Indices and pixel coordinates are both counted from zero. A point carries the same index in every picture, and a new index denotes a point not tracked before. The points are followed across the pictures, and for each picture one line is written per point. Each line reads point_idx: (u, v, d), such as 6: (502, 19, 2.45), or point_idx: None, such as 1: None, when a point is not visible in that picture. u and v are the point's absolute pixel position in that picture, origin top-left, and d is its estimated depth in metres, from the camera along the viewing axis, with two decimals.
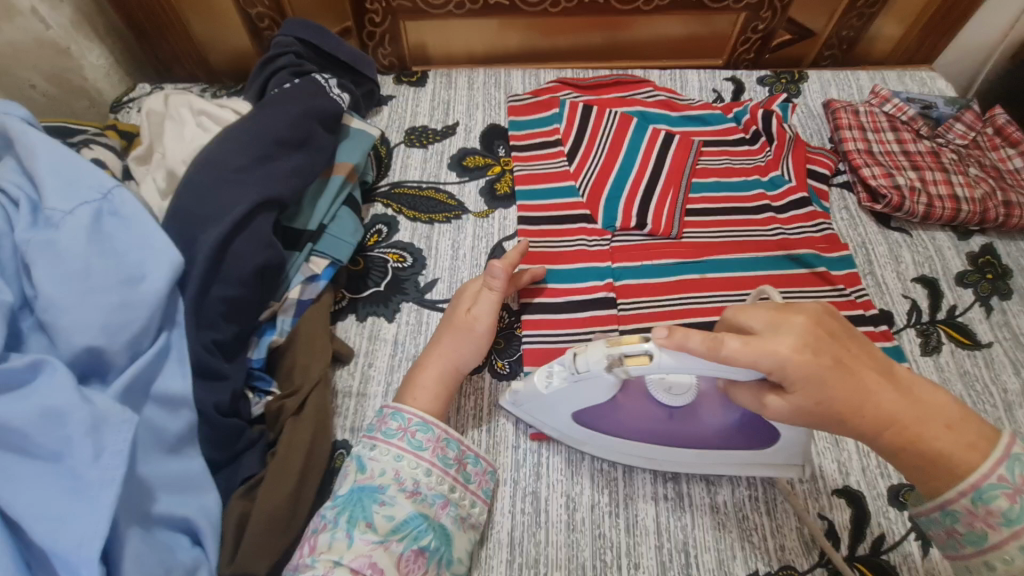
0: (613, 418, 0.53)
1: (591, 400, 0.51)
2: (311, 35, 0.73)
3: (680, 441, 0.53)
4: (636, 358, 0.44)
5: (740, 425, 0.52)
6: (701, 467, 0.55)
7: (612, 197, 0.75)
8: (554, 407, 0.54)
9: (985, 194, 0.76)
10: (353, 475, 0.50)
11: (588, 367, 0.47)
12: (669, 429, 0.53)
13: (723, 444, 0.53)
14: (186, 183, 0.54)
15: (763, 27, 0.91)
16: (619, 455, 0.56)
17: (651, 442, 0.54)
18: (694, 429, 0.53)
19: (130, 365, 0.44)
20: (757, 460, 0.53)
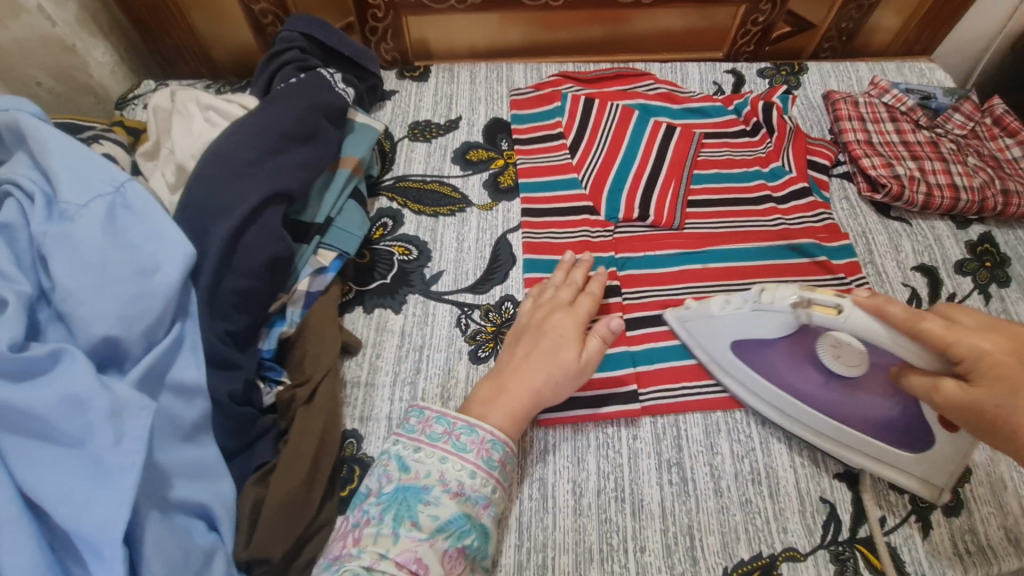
0: (769, 356, 0.58)
1: (758, 332, 0.57)
2: (316, 30, 0.73)
3: (827, 406, 0.56)
4: (823, 306, 0.50)
5: (897, 419, 0.54)
6: (831, 444, 0.57)
7: (614, 189, 0.76)
8: (718, 331, 0.59)
9: (983, 183, 0.77)
10: (395, 473, 0.51)
11: (774, 304, 0.53)
12: (823, 394, 0.56)
13: (870, 429, 0.55)
14: (197, 177, 0.54)
15: (763, 19, 0.91)
16: (754, 398, 0.61)
17: (794, 392, 0.58)
18: (844, 401, 0.56)
19: (145, 355, 0.45)
20: (894, 462, 0.55)
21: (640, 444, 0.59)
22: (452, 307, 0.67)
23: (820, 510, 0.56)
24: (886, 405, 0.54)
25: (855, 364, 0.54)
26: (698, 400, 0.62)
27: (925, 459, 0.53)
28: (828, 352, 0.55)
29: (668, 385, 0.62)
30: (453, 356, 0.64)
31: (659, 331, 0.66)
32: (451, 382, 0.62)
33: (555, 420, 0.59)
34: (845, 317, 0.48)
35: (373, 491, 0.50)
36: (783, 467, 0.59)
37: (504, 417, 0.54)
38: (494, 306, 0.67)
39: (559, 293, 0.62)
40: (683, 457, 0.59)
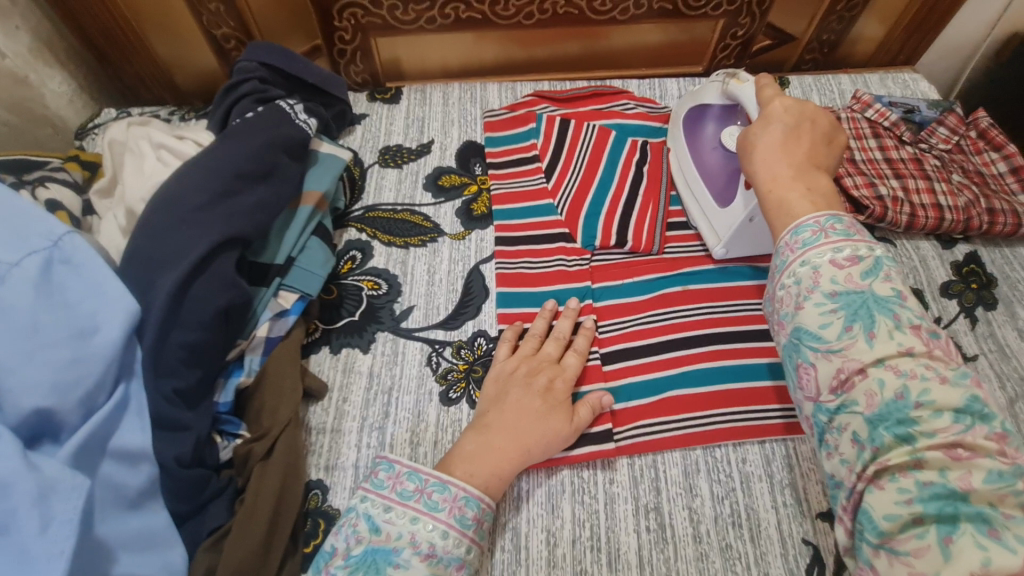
0: (699, 118, 0.74)
1: (704, 96, 0.73)
2: (278, 59, 0.71)
3: (701, 160, 0.72)
4: (738, 79, 0.67)
5: (729, 182, 0.69)
6: (686, 189, 0.75)
7: (591, 214, 0.73)
8: (690, 97, 0.76)
9: (968, 202, 0.75)
10: (364, 534, 0.48)
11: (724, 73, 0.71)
12: (705, 153, 0.72)
13: (711, 186, 0.71)
14: (144, 224, 0.52)
15: (743, 33, 0.90)
16: (668, 154, 0.79)
17: (691, 148, 0.74)
18: (712, 159, 0.72)
19: (84, 423, 0.42)
20: (707, 211, 0.72)
21: (617, 488, 0.57)
22: (422, 345, 0.65)
23: (804, 554, 0.54)
24: (728, 172, 0.70)
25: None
26: (677, 438, 0.59)
27: (726, 214, 0.68)
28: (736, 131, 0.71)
29: (646, 424, 0.60)
30: (423, 398, 0.62)
31: (636, 366, 0.63)
32: (421, 426, 0.60)
33: (529, 465, 0.57)
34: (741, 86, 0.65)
35: (340, 552, 0.48)
36: (764, 509, 0.57)
37: (471, 468, 0.52)
38: (467, 342, 0.65)
39: (544, 348, 0.61)
40: (661, 502, 0.57)
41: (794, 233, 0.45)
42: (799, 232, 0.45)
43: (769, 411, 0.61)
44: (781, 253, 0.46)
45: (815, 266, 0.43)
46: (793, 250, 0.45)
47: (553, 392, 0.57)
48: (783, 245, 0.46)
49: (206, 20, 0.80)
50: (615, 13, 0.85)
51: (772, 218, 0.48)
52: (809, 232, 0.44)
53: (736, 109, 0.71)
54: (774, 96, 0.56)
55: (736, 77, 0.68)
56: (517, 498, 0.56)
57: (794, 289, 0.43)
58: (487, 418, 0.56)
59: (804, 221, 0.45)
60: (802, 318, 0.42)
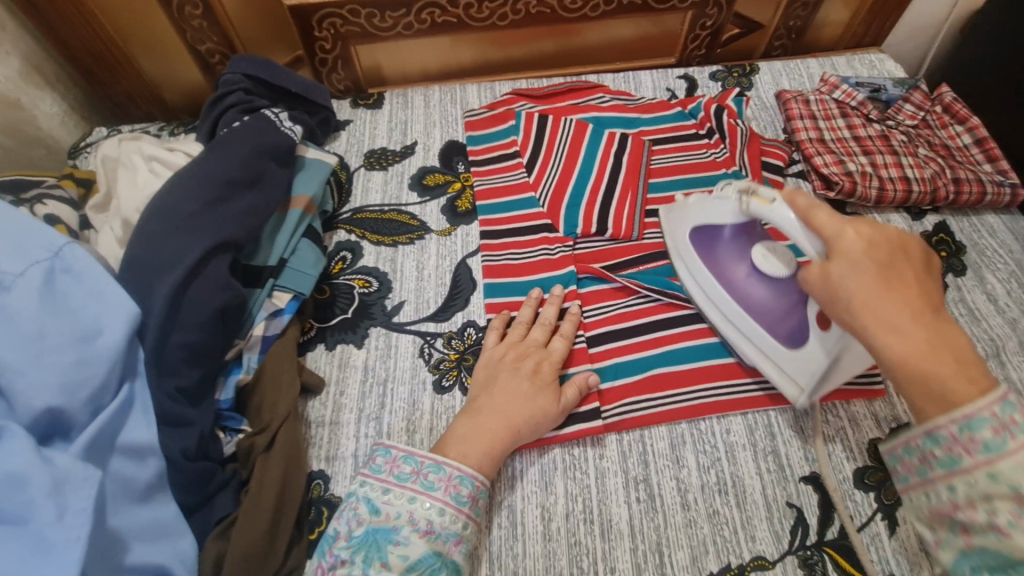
0: (713, 243, 0.63)
1: (715, 218, 0.62)
2: (261, 71, 0.74)
3: (742, 296, 0.61)
4: (760, 197, 0.55)
5: (793, 319, 0.58)
6: (733, 327, 0.63)
7: (572, 204, 0.76)
8: (687, 216, 0.65)
9: (934, 174, 0.78)
10: (365, 516, 0.50)
11: (729, 192, 0.59)
12: (743, 285, 0.61)
13: (767, 323, 0.59)
14: (139, 233, 0.54)
15: (711, 23, 0.93)
16: (688, 282, 0.67)
17: (720, 279, 0.63)
18: (759, 292, 0.60)
19: (92, 421, 0.44)
20: (775, 355, 0.60)
21: (606, 463, 0.60)
22: (414, 338, 0.67)
23: (788, 515, 0.57)
24: (785, 305, 0.59)
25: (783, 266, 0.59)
26: (662, 413, 0.62)
27: (801, 356, 0.57)
28: (765, 251, 0.61)
29: (632, 400, 0.63)
30: (418, 388, 0.64)
31: (621, 346, 0.66)
32: (416, 415, 0.62)
33: (521, 446, 0.60)
34: (772, 207, 0.53)
35: (343, 535, 0.50)
36: (749, 475, 0.59)
37: (465, 449, 0.55)
38: (457, 333, 0.68)
39: (531, 334, 0.64)
40: (650, 473, 0.59)
41: (965, 428, 0.39)
42: (973, 429, 0.39)
43: (749, 384, 0.64)
44: (947, 448, 0.40)
45: (1010, 486, 0.37)
46: (968, 451, 0.39)
47: (540, 374, 0.60)
48: (948, 436, 0.40)
49: (191, 37, 0.82)
50: (586, 11, 0.88)
51: (917, 396, 0.42)
52: (989, 429, 0.38)
53: (751, 226, 0.62)
54: (841, 222, 0.48)
55: (754, 195, 0.56)
56: (511, 479, 0.59)
57: (977, 499, 0.39)
58: (478, 403, 0.58)
59: (977, 412, 0.39)
60: (1008, 545, 0.37)
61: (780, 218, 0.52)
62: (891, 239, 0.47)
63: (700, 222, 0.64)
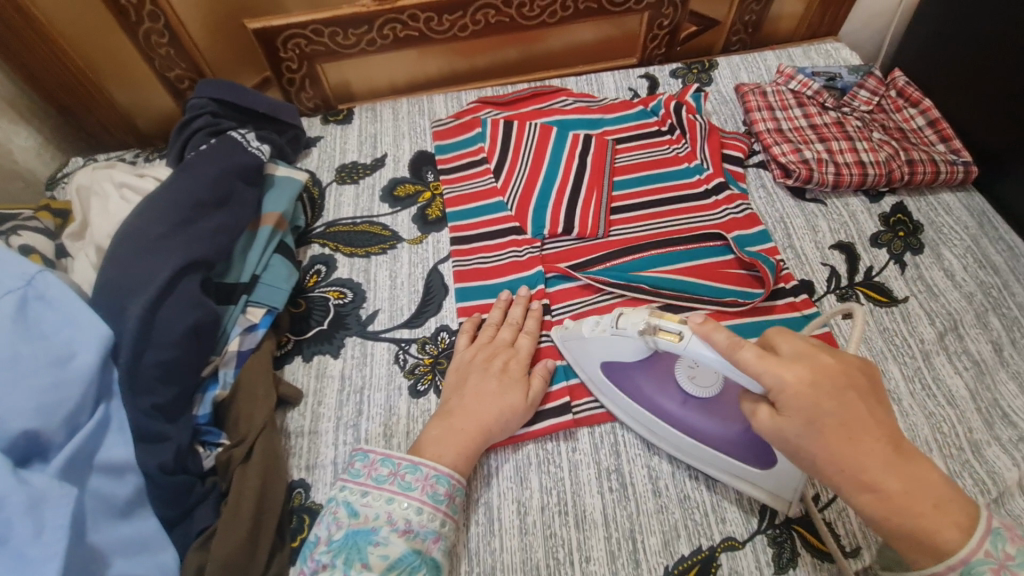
0: (630, 375, 0.60)
1: (620, 353, 0.58)
2: (227, 93, 0.76)
3: (686, 425, 0.57)
4: (667, 332, 0.51)
5: (745, 440, 0.55)
6: (689, 457, 0.58)
7: (538, 206, 0.78)
8: (592, 351, 0.61)
9: (888, 157, 0.80)
10: (344, 519, 0.52)
11: (627, 329, 0.56)
12: (682, 415, 0.58)
13: (723, 448, 0.56)
14: (111, 258, 0.56)
15: (668, 22, 0.95)
16: (624, 416, 0.62)
17: (655, 413, 0.59)
18: (703, 424, 0.57)
19: (69, 441, 0.46)
20: (744, 477, 0.56)
21: (579, 456, 0.61)
22: (389, 345, 0.69)
23: (756, 496, 0.58)
24: (729, 431, 0.56)
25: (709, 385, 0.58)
26: None
27: (774, 475, 0.54)
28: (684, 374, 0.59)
29: None
30: (394, 393, 0.65)
31: None
32: (393, 420, 0.64)
33: (495, 443, 0.61)
34: (684, 343, 0.50)
35: (323, 539, 0.51)
36: None
37: (439, 449, 0.56)
38: (431, 338, 0.69)
39: (501, 334, 0.66)
40: (621, 463, 0.61)
41: None
42: None
43: None
44: None
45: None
46: None
47: (509, 373, 0.62)
48: None
49: (159, 65, 0.84)
50: (545, 17, 0.90)
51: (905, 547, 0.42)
52: (989, 571, 0.39)
53: (656, 357, 0.59)
54: (775, 365, 0.44)
55: (658, 329, 0.52)
56: (487, 477, 0.60)
57: None
58: (450, 405, 0.60)
59: (974, 555, 0.39)
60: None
61: (701, 354, 0.49)
62: (833, 373, 0.43)
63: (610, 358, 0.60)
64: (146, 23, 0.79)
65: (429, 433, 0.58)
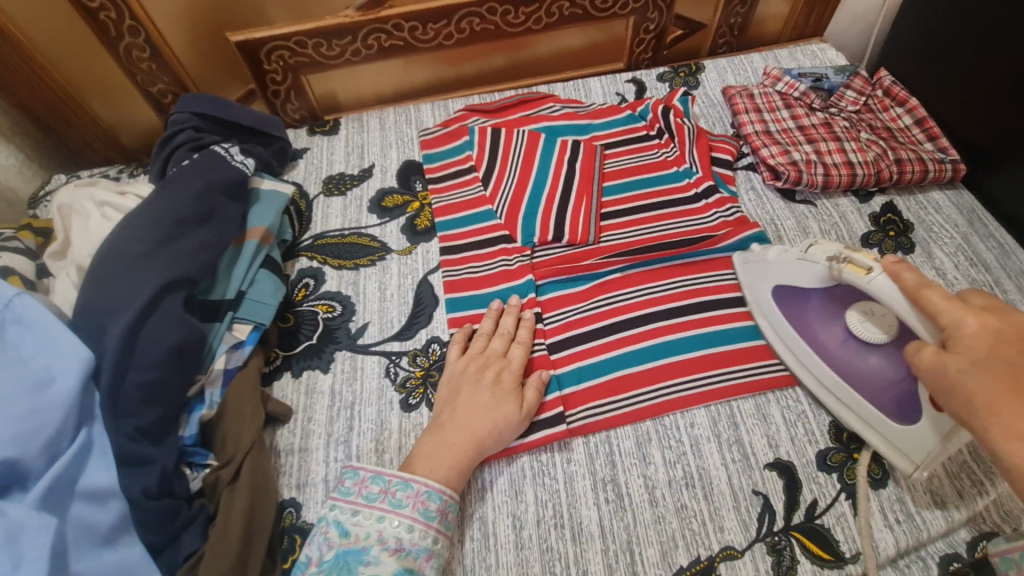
0: (801, 303, 0.64)
1: (803, 279, 0.62)
2: (208, 107, 0.76)
3: (838, 364, 0.61)
4: (856, 266, 0.54)
5: (896, 392, 0.57)
6: (831, 397, 0.62)
7: (528, 213, 0.77)
8: (772, 274, 0.65)
9: (876, 156, 0.80)
10: (334, 539, 0.51)
11: (816, 257, 0.59)
12: (838, 351, 0.61)
13: (868, 394, 0.59)
14: (91, 278, 0.55)
15: (654, 27, 0.95)
16: (778, 345, 0.66)
17: (811, 341, 0.63)
18: (859, 364, 0.60)
19: (50, 468, 0.45)
20: (881, 427, 0.58)
21: (574, 467, 0.60)
22: (379, 358, 0.68)
23: (754, 504, 0.58)
24: (889, 375, 0.58)
25: (877, 333, 0.58)
26: (626, 413, 0.63)
27: (909, 432, 0.56)
28: (858, 313, 0.60)
29: (597, 403, 0.63)
30: (385, 407, 0.64)
31: (584, 350, 0.67)
32: (385, 435, 0.63)
33: (488, 456, 0.60)
34: (869, 279, 0.53)
35: (314, 560, 0.50)
36: (715, 467, 0.60)
37: (431, 464, 0.55)
38: (422, 350, 0.68)
39: (491, 344, 0.65)
40: (617, 473, 0.60)
41: None
42: None
43: (720, 374, 0.65)
44: None
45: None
46: None
47: (501, 384, 0.61)
48: None
49: (141, 79, 0.84)
50: (530, 24, 0.90)
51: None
52: None
53: (842, 290, 0.61)
54: (960, 309, 0.47)
55: (848, 261, 0.55)
56: (480, 492, 0.59)
57: None
58: (443, 418, 0.59)
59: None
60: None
61: (881, 289, 0.52)
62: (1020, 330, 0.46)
63: (786, 283, 0.64)
64: (126, 37, 0.78)
65: (423, 448, 0.57)
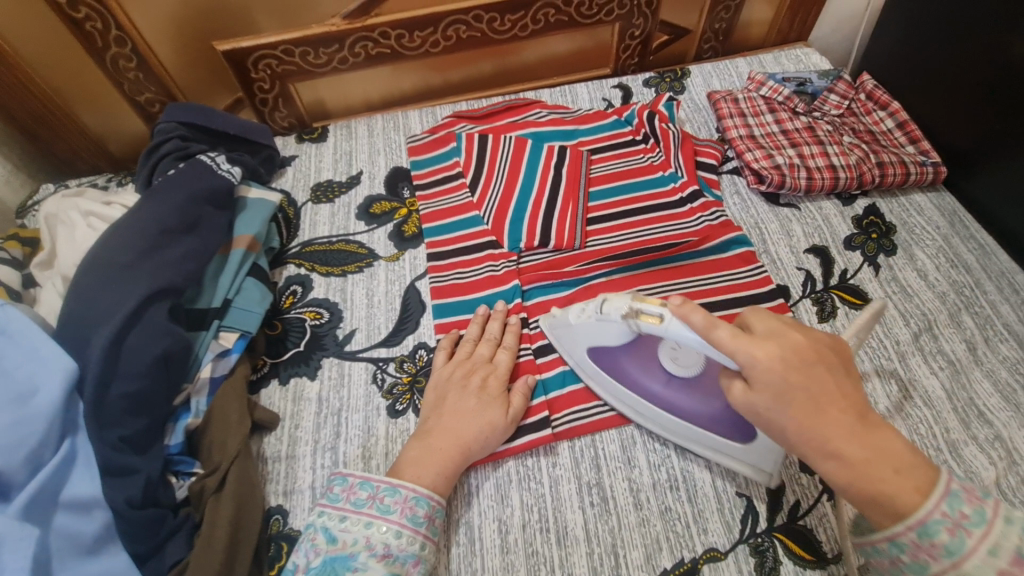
0: (614, 359, 0.62)
1: (605, 338, 0.60)
2: (194, 116, 0.76)
3: (669, 405, 0.60)
4: (648, 315, 0.52)
5: (724, 418, 0.58)
6: (676, 437, 0.61)
7: (515, 219, 0.78)
8: (578, 338, 0.63)
9: (859, 160, 0.81)
10: (322, 546, 0.51)
11: (610, 314, 0.56)
12: (665, 394, 0.60)
13: (706, 426, 0.59)
14: (76, 289, 0.55)
15: (640, 32, 0.96)
16: (612, 400, 0.63)
17: (639, 391, 0.61)
18: (686, 403, 0.60)
19: (32, 479, 0.46)
20: (727, 453, 0.58)
21: (560, 471, 0.61)
22: (367, 364, 0.68)
23: (737, 505, 0.58)
24: (709, 407, 0.59)
25: (693, 363, 0.60)
26: (609, 417, 0.63)
27: (754, 451, 0.56)
28: (666, 354, 0.61)
29: (582, 407, 0.64)
30: (372, 414, 0.65)
31: None
32: (372, 441, 0.63)
33: (475, 462, 0.61)
34: (665, 326, 0.50)
35: (301, 567, 0.50)
36: (699, 469, 0.60)
37: (418, 470, 0.55)
38: (409, 356, 0.69)
39: (478, 350, 0.65)
40: (602, 477, 0.60)
41: (923, 534, 0.39)
42: (931, 534, 0.38)
43: None
44: (912, 554, 0.40)
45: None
46: (932, 557, 0.39)
47: (487, 389, 0.61)
48: (910, 542, 0.39)
49: (128, 89, 0.84)
50: (516, 31, 0.91)
51: (867, 507, 0.41)
52: (944, 530, 0.38)
53: (642, 339, 0.61)
54: (748, 342, 0.44)
55: (640, 313, 0.53)
56: (466, 498, 0.59)
57: None
58: (429, 425, 0.59)
59: (930, 515, 0.39)
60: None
61: (680, 334, 0.49)
62: (801, 349, 0.44)
63: (594, 343, 0.62)
64: (113, 47, 0.79)
65: (407, 454, 0.57)
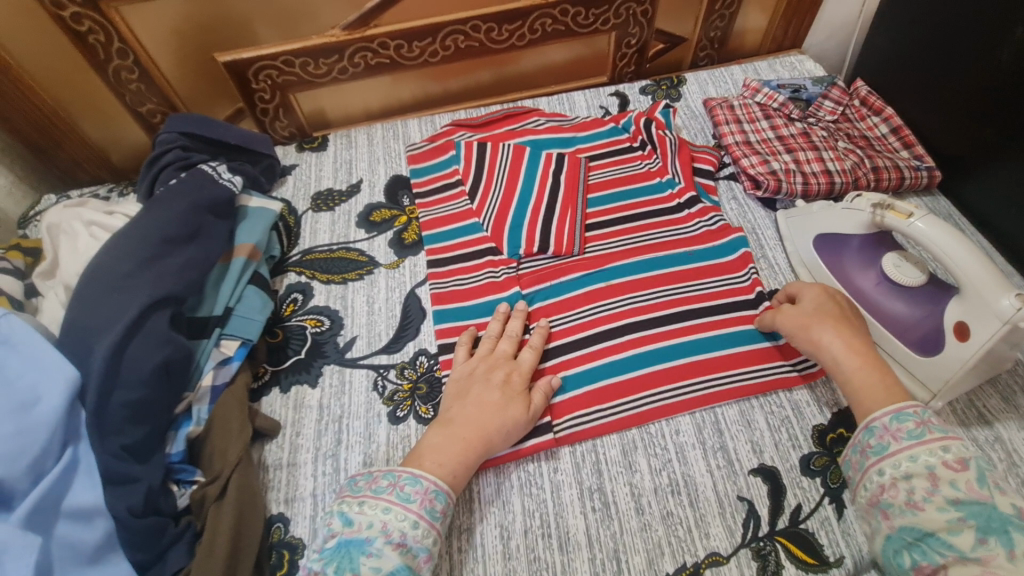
0: (838, 249, 0.71)
1: (842, 226, 0.70)
2: (196, 126, 0.77)
3: (871, 304, 0.67)
4: (899, 212, 0.63)
5: (920, 327, 0.63)
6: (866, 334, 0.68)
7: (514, 225, 0.79)
8: (813, 225, 0.74)
9: (854, 165, 0.82)
10: (338, 529, 0.50)
11: (862, 205, 0.67)
12: (871, 293, 0.67)
13: (898, 331, 0.65)
14: (77, 297, 0.56)
15: (636, 41, 0.98)
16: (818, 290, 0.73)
17: (849, 286, 0.69)
18: (886, 306, 0.66)
19: (34, 488, 0.46)
20: (906, 360, 0.64)
21: (561, 476, 0.61)
22: (367, 371, 0.68)
23: (739, 509, 0.58)
24: (915, 315, 0.64)
25: (915, 277, 0.64)
26: (610, 422, 0.63)
27: (933, 363, 0.61)
28: (893, 260, 0.66)
29: (583, 412, 0.64)
30: (373, 420, 0.65)
31: (572, 359, 0.67)
32: (373, 448, 0.63)
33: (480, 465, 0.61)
34: (909, 221, 0.61)
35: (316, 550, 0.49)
36: (700, 474, 0.60)
37: (439, 457, 0.55)
38: (409, 362, 0.69)
39: (499, 347, 0.66)
40: (603, 482, 0.60)
41: (895, 419, 0.50)
42: (901, 420, 0.50)
43: (698, 383, 0.65)
44: (879, 436, 0.50)
45: (927, 464, 0.47)
46: (895, 438, 0.49)
47: (511, 385, 0.61)
48: (881, 426, 0.51)
49: (130, 100, 0.85)
50: (514, 40, 0.92)
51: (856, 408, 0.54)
52: (910, 421, 0.50)
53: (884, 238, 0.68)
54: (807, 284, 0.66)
55: (891, 208, 0.64)
56: (471, 507, 0.59)
57: (900, 478, 0.48)
58: (450, 414, 0.59)
59: (903, 408, 0.51)
60: (921, 517, 0.45)
61: (921, 232, 0.60)
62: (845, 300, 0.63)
63: (826, 231, 0.72)
64: (116, 60, 0.80)
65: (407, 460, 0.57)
